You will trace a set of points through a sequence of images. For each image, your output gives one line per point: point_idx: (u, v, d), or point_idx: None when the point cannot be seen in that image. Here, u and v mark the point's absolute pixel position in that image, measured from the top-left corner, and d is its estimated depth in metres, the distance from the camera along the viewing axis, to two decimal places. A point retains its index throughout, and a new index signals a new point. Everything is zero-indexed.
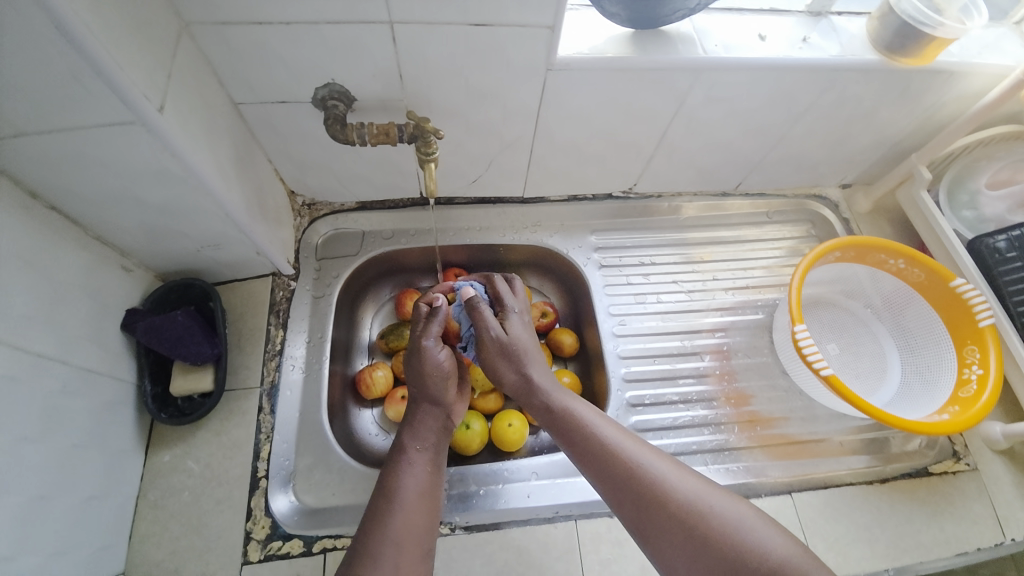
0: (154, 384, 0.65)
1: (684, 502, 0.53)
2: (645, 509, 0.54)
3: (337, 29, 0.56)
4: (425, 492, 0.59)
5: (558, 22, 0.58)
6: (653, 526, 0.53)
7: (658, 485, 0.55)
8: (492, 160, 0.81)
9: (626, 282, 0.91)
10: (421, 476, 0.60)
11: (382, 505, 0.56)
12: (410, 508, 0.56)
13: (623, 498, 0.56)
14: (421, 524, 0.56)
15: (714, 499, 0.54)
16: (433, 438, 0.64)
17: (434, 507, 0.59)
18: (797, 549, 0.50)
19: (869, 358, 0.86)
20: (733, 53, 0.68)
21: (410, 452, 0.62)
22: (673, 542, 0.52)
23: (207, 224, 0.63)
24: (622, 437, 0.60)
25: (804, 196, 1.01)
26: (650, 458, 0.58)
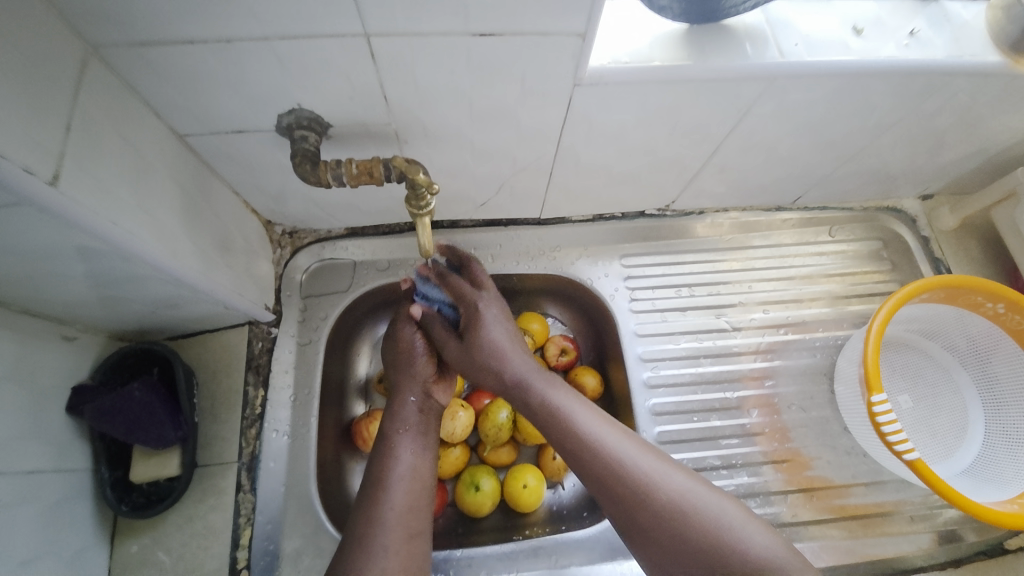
0: (113, 469, 0.57)
1: (663, 499, 0.50)
2: (633, 518, 0.50)
3: (296, 46, 0.42)
4: (416, 473, 0.58)
5: (592, 28, 0.44)
6: (641, 533, 0.50)
7: (638, 479, 0.51)
8: (504, 183, 0.67)
9: (660, 319, 0.78)
10: (410, 458, 0.58)
11: (372, 489, 0.56)
12: (399, 490, 0.56)
13: (604, 492, 0.52)
14: (409, 504, 0.55)
15: (698, 495, 0.51)
16: (416, 421, 0.62)
17: (424, 489, 0.57)
18: (781, 548, 0.47)
19: (944, 410, 0.74)
20: (819, 55, 0.52)
21: (395, 438, 0.60)
22: (659, 540, 0.49)
23: (154, 290, 0.52)
24: (603, 428, 0.56)
25: (875, 210, 0.85)
26: (631, 454, 0.54)
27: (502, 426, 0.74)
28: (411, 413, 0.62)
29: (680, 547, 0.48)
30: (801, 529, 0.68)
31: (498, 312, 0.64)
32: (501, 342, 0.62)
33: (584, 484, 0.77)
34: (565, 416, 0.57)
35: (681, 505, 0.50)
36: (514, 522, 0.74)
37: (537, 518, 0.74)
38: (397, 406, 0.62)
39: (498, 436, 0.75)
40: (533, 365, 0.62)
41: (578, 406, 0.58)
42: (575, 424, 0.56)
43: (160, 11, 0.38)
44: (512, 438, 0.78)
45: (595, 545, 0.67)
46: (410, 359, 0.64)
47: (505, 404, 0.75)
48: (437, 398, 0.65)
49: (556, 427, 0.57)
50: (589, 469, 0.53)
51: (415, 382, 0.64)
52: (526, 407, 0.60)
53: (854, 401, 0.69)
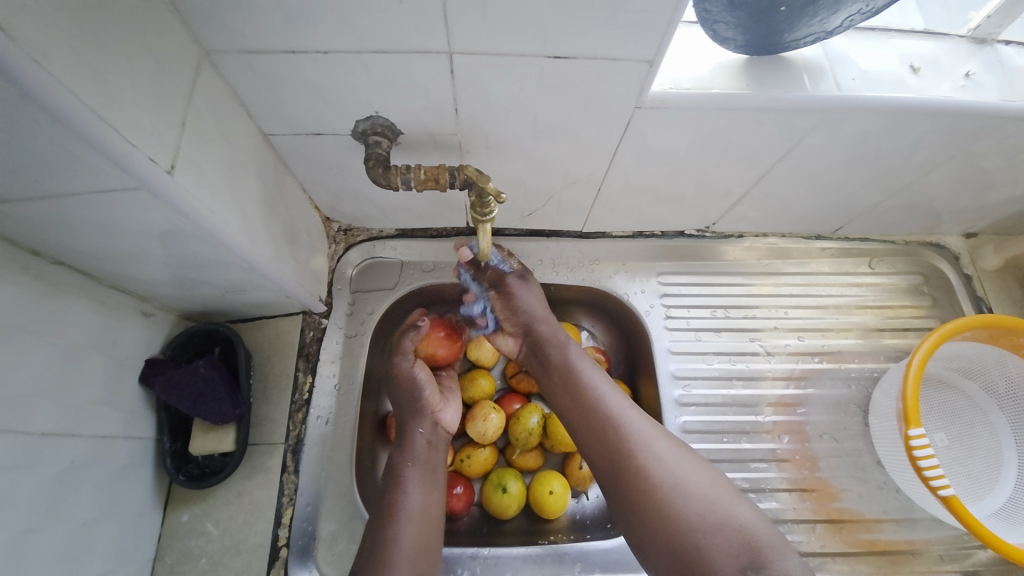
0: (174, 439, 0.61)
1: (652, 459, 0.56)
2: (621, 469, 0.56)
3: (383, 59, 0.46)
4: (425, 510, 0.59)
5: (660, 56, 0.46)
6: (628, 498, 0.55)
7: (634, 439, 0.57)
8: (552, 196, 0.70)
9: (694, 338, 0.79)
10: (420, 494, 0.61)
11: (383, 522, 0.58)
12: (409, 531, 0.57)
13: (600, 445, 0.58)
14: (418, 543, 0.57)
15: (686, 466, 0.55)
16: (424, 455, 0.64)
17: (434, 528, 0.59)
18: (754, 525, 0.51)
19: (981, 452, 0.72)
20: (875, 90, 0.54)
21: (405, 474, 0.62)
22: (638, 495, 0.54)
23: (229, 275, 0.56)
24: (614, 393, 0.62)
25: (917, 244, 0.85)
26: (633, 418, 0.59)
27: (532, 431, 0.76)
28: (420, 447, 0.64)
29: (654, 504, 0.53)
30: (828, 560, 0.68)
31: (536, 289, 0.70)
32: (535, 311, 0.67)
33: None
34: (581, 376, 0.64)
35: (667, 467, 0.55)
36: (537, 527, 0.75)
37: (561, 526, 0.75)
38: (407, 438, 0.65)
39: (527, 441, 0.76)
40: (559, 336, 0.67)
41: (594, 371, 0.64)
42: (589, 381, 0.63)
43: (271, 25, 0.42)
44: (540, 444, 0.79)
45: (619, 556, 0.68)
46: (410, 389, 0.67)
47: (535, 410, 0.77)
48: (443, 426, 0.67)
49: (569, 383, 0.64)
50: (592, 423, 0.60)
51: (424, 414, 0.66)
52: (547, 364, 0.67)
53: (890, 434, 0.69)
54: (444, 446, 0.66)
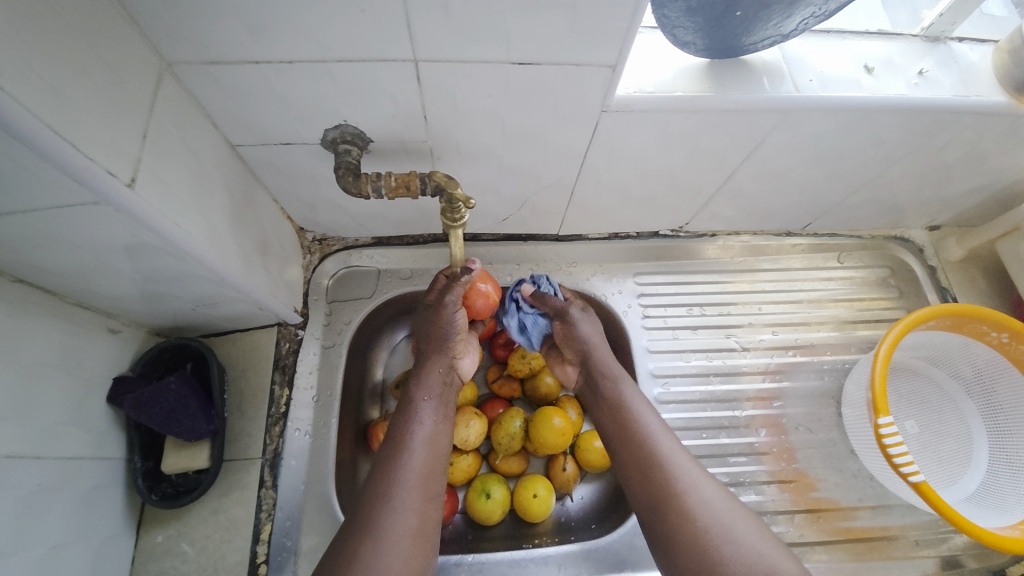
0: (145, 459, 0.59)
1: (700, 504, 0.54)
2: (666, 511, 0.55)
3: (348, 68, 0.46)
4: (436, 440, 0.59)
5: (622, 60, 0.47)
6: (673, 541, 0.53)
7: (682, 482, 0.56)
8: (526, 200, 0.70)
9: (672, 337, 0.80)
10: (431, 424, 0.60)
11: (392, 449, 0.57)
12: (418, 458, 0.56)
13: (645, 484, 0.57)
14: (426, 472, 0.56)
15: (734, 515, 0.54)
16: (439, 390, 0.63)
17: (441, 458, 0.58)
18: None
19: (950, 437, 0.75)
20: (832, 90, 0.56)
21: (418, 404, 0.61)
22: (683, 541, 0.52)
23: (199, 288, 0.55)
24: (663, 432, 0.61)
25: (883, 238, 0.88)
26: (682, 460, 0.58)
27: (515, 435, 0.76)
28: (438, 379, 0.64)
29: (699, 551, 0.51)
30: (807, 549, 0.69)
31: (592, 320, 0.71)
32: (591, 340, 0.69)
33: (592, 497, 0.78)
34: (630, 410, 0.62)
35: (713, 513, 0.53)
36: (522, 531, 0.75)
37: (546, 529, 0.75)
38: (423, 373, 0.63)
39: (510, 445, 0.76)
40: (615, 366, 0.67)
41: (642, 404, 0.63)
42: (639, 419, 0.62)
43: (233, 34, 0.42)
44: (523, 448, 0.79)
45: (604, 556, 0.68)
46: (442, 334, 0.64)
47: (517, 414, 0.77)
48: (459, 369, 0.67)
49: (618, 418, 0.63)
50: (639, 458, 0.59)
51: (446, 351, 0.65)
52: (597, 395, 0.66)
53: (862, 423, 0.71)
54: (458, 387, 0.65)
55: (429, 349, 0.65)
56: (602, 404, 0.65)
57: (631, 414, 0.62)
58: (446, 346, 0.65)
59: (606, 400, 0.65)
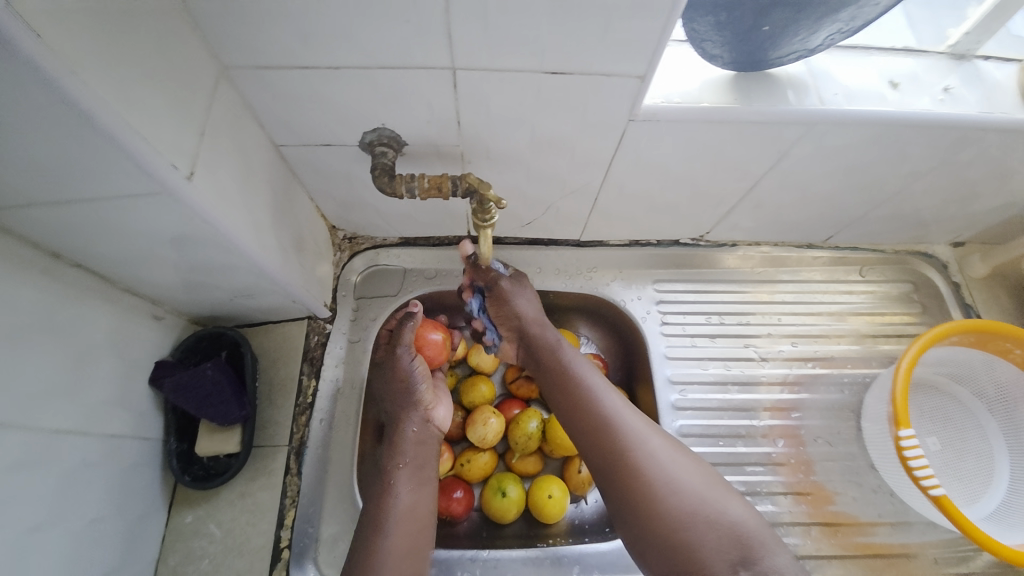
0: (180, 440, 0.62)
1: (648, 460, 0.57)
2: (617, 472, 0.57)
3: (390, 75, 0.49)
4: (415, 509, 0.59)
5: (651, 71, 0.49)
6: (626, 499, 0.56)
7: (632, 442, 0.58)
8: (551, 205, 0.72)
9: (690, 344, 0.81)
10: (409, 495, 0.60)
11: (370, 528, 0.57)
12: (400, 530, 0.57)
13: (596, 450, 0.59)
14: (409, 544, 0.57)
15: (680, 467, 0.57)
16: (414, 455, 0.63)
17: (424, 526, 0.59)
18: (751, 520, 0.54)
19: (974, 456, 0.74)
20: (856, 105, 0.57)
21: (394, 473, 0.61)
22: (634, 498, 0.55)
23: (238, 278, 0.57)
24: (612, 397, 0.63)
25: (906, 253, 0.87)
26: (630, 420, 0.60)
27: (531, 435, 0.77)
28: (411, 444, 0.63)
29: (650, 506, 0.54)
30: (824, 563, 0.69)
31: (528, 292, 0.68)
32: (530, 314, 0.67)
33: None
34: (581, 379, 0.64)
35: (661, 469, 0.56)
36: (536, 531, 0.76)
37: (560, 530, 0.76)
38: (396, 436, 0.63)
39: (526, 445, 0.77)
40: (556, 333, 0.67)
41: (592, 373, 0.65)
42: (589, 387, 0.63)
43: (285, 41, 0.45)
44: (539, 448, 0.80)
45: (617, 557, 0.69)
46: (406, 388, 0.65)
47: (534, 415, 0.78)
48: (435, 423, 0.66)
49: (568, 389, 0.64)
50: (589, 427, 0.61)
51: (415, 408, 0.65)
52: (546, 369, 0.66)
53: (882, 437, 0.70)
54: (435, 442, 0.65)
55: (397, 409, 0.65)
56: (550, 376, 0.66)
57: (582, 383, 0.63)
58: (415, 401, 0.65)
59: (553, 372, 0.66)
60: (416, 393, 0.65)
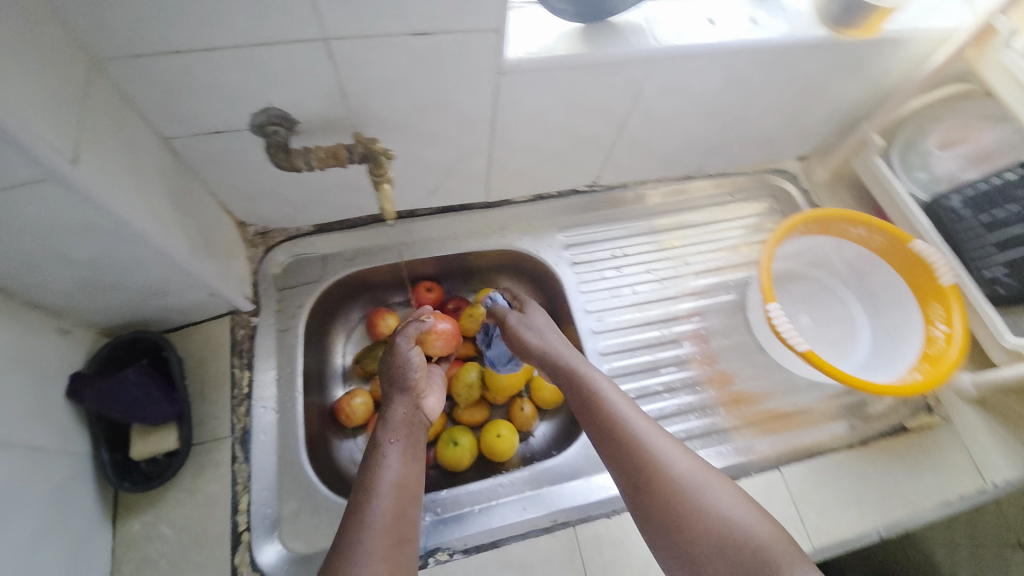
0: (112, 450, 0.61)
1: (669, 475, 0.56)
2: (638, 481, 0.57)
3: (266, 52, 0.52)
4: (404, 481, 0.58)
5: (504, 24, 0.56)
6: (647, 509, 0.56)
7: (651, 457, 0.57)
8: (451, 169, 0.78)
9: (600, 277, 0.90)
10: (399, 466, 0.59)
11: (359, 493, 0.56)
12: (387, 499, 0.56)
13: (616, 460, 0.59)
14: (396, 512, 0.56)
15: (702, 479, 0.56)
16: (406, 430, 0.63)
17: (411, 499, 0.58)
18: (775, 534, 0.51)
19: (839, 323, 0.89)
20: (685, 41, 0.67)
21: (386, 446, 0.61)
22: (654, 511, 0.55)
23: (148, 272, 0.58)
24: (630, 407, 0.62)
25: (764, 172, 1.02)
26: (648, 431, 0.60)
27: (472, 385, 0.82)
28: (403, 421, 0.64)
29: (669, 521, 0.54)
30: (735, 433, 0.80)
31: (542, 318, 0.76)
32: (541, 338, 0.72)
33: (552, 432, 0.86)
34: (595, 390, 0.64)
35: (683, 484, 0.55)
36: (492, 470, 0.81)
37: (514, 465, 0.82)
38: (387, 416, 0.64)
39: (469, 395, 0.83)
40: (567, 346, 0.71)
41: (607, 383, 0.65)
42: (603, 395, 0.64)
43: (154, 27, 0.47)
44: (482, 398, 0.86)
45: (564, 469, 0.76)
46: (402, 370, 0.68)
47: (472, 366, 0.83)
48: (424, 410, 0.68)
49: (584, 400, 0.65)
50: (608, 437, 0.60)
51: (409, 392, 0.67)
52: (556, 376, 0.69)
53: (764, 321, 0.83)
54: (425, 426, 0.66)
55: (391, 393, 0.67)
56: (565, 386, 0.68)
57: (598, 393, 0.64)
58: (408, 385, 0.67)
59: (567, 382, 0.68)
60: (409, 377, 0.67)
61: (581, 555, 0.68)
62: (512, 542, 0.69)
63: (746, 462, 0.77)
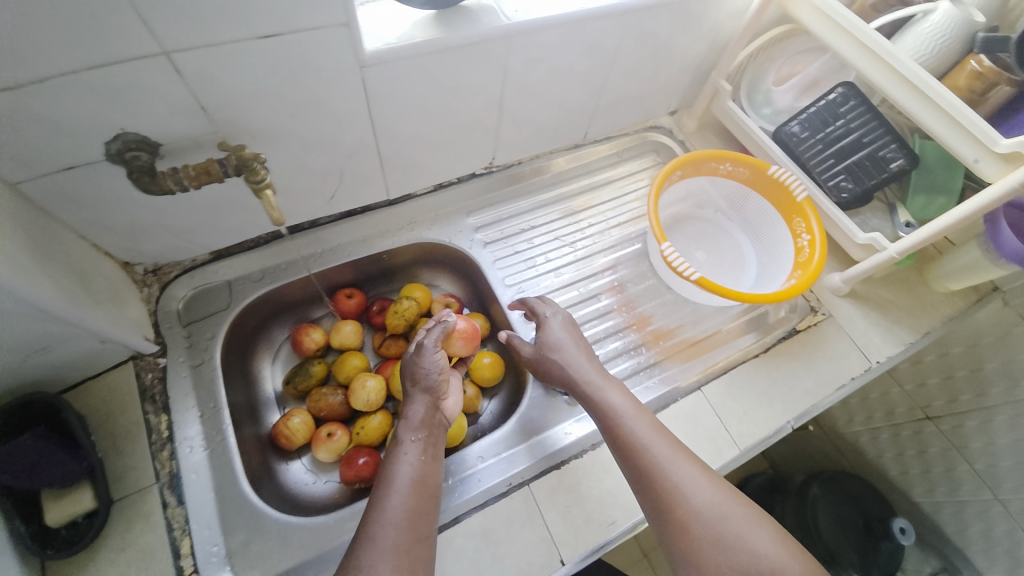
0: (26, 523, 0.55)
1: (683, 492, 0.61)
2: (652, 489, 0.62)
3: (103, 74, 0.50)
4: (421, 479, 0.62)
5: (352, 18, 0.57)
6: (658, 511, 0.61)
7: (669, 474, 0.62)
8: (342, 171, 0.78)
9: (514, 252, 0.94)
10: (418, 463, 0.63)
11: (378, 490, 0.60)
12: (406, 495, 0.59)
13: (633, 469, 0.64)
14: (416, 509, 0.59)
15: (715, 496, 0.61)
16: (426, 430, 0.66)
17: (429, 496, 0.61)
18: (778, 552, 0.57)
19: (728, 252, 0.99)
20: (534, 14, 0.71)
21: (405, 448, 0.64)
22: (662, 516, 0.61)
23: (19, 328, 0.54)
24: (654, 431, 0.67)
25: (643, 130, 1.11)
26: (667, 452, 0.64)
27: None
28: (422, 421, 0.67)
29: (675, 525, 0.60)
30: (660, 367, 0.87)
31: (570, 323, 0.80)
32: (560, 339, 0.77)
33: (499, 408, 0.89)
34: (616, 411, 0.68)
35: (700, 502, 0.60)
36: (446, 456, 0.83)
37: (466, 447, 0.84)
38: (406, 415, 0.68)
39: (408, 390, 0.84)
40: (598, 367, 0.74)
41: (631, 406, 0.70)
42: (626, 419, 0.68)
43: None
44: None
45: (511, 434, 0.79)
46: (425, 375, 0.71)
47: None
48: (444, 412, 0.71)
49: (606, 418, 0.69)
50: (629, 453, 0.65)
51: (431, 394, 0.70)
52: (577, 391, 0.73)
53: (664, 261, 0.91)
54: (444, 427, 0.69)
55: (413, 394, 0.70)
56: (584, 399, 0.71)
57: (619, 414, 0.68)
58: (430, 387, 0.70)
59: (590, 398, 0.71)
60: (432, 378, 0.70)
61: (540, 507, 0.71)
62: (474, 513, 0.70)
63: (673, 390, 0.83)
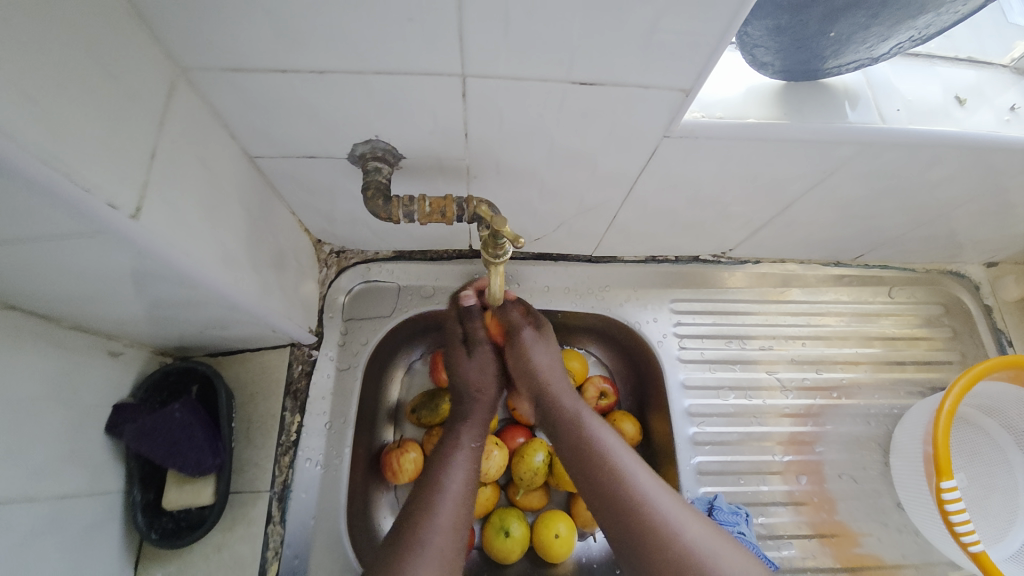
0: (145, 491, 0.55)
1: (673, 540, 0.49)
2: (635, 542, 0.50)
3: (385, 81, 0.40)
4: (467, 490, 0.56)
5: (698, 85, 0.41)
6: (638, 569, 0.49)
7: (653, 517, 0.51)
8: (563, 222, 0.65)
9: (709, 371, 0.75)
10: (465, 474, 0.57)
11: (422, 497, 0.54)
12: (450, 506, 0.53)
13: (612, 517, 0.52)
14: (459, 523, 0.53)
15: (707, 542, 0.50)
16: (475, 437, 0.61)
17: (473, 507, 0.55)
18: None
19: (999, 493, 0.70)
20: (919, 122, 0.50)
21: (454, 452, 0.59)
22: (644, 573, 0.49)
23: (207, 313, 0.50)
24: (637, 469, 0.55)
25: (938, 273, 0.82)
26: (654, 494, 0.53)
27: (537, 470, 0.71)
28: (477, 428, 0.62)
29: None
30: None
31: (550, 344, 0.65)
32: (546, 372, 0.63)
33: None
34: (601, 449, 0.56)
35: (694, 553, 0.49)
36: (541, 571, 0.71)
37: (566, 570, 0.71)
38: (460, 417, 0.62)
39: (532, 480, 0.71)
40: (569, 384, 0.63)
41: (614, 443, 0.57)
42: (608, 454, 0.56)
43: (258, 38, 0.36)
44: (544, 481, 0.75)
45: None
46: (473, 373, 0.65)
47: (541, 448, 0.72)
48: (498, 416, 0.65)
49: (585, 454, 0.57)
50: (608, 497, 0.53)
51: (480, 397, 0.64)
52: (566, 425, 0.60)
53: (916, 479, 0.65)
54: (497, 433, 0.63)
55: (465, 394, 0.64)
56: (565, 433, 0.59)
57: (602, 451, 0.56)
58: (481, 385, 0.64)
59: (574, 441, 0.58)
60: (485, 379, 0.64)
61: None
62: None
63: None
